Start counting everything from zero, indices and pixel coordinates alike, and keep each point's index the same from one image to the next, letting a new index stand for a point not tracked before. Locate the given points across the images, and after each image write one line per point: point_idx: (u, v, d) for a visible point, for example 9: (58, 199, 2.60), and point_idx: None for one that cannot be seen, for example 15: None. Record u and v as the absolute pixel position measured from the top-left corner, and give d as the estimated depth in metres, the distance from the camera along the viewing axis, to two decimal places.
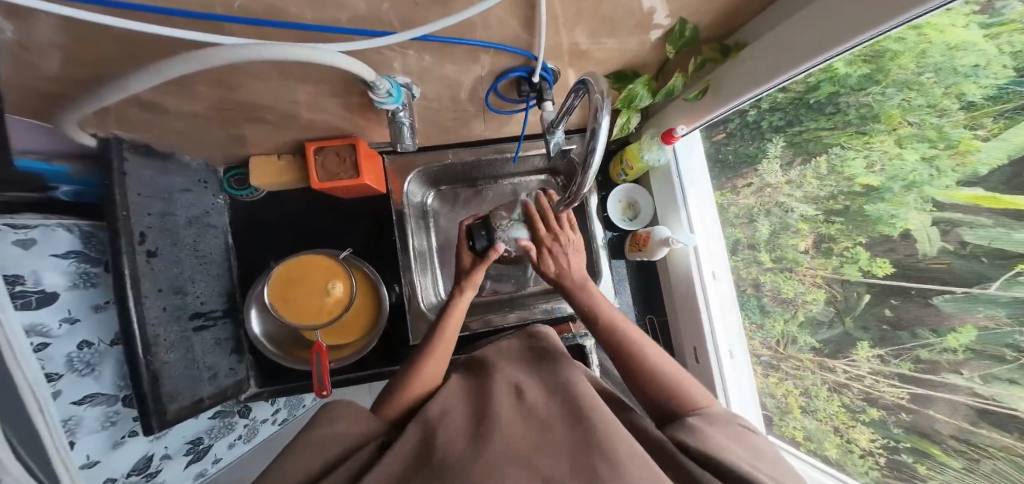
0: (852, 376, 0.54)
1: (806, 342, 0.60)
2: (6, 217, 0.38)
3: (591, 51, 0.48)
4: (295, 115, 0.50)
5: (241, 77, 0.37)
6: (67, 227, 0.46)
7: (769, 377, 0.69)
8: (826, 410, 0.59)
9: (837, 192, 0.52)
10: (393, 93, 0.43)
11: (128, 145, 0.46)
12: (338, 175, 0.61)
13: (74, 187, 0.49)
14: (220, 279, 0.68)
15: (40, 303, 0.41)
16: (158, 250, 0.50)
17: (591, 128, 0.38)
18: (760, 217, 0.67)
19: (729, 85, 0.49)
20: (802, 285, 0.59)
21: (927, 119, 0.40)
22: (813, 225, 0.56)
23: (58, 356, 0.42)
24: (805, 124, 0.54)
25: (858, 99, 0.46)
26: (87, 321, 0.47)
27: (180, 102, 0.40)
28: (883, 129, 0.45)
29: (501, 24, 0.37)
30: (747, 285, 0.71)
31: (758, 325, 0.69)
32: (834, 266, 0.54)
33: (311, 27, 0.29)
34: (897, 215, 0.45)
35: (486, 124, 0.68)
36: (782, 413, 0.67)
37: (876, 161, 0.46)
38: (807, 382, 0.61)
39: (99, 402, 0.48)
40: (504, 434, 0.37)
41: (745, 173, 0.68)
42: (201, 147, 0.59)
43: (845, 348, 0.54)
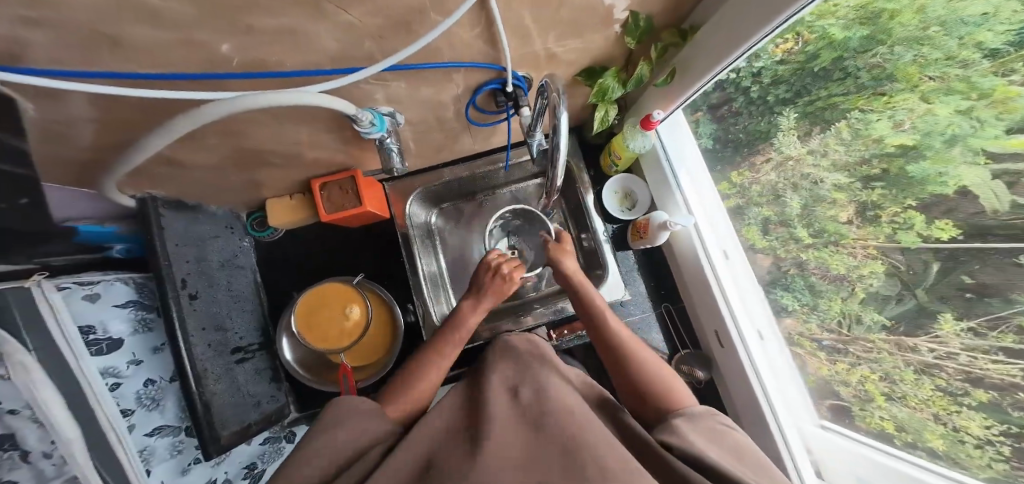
0: (941, 354, 0.43)
1: (874, 320, 0.50)
2: (72, 277, 0.46)
3: (557, 54, 0.51)
4: (297, 155, 0.55)
5: (243, 128, 0.42)
6: (124, 281, 0.53)
7: (837, 364, 0.58)
8: (918, 396, 0.47)
9: (869, 156, 0.46)
10: (376, 123, 0.46)
11: (162, 202, 0.54)
12: (343, 205, 0.65)
13: (126, 245, 0.60)
14: (254, 314, 0.73)
15: (109, 349, 0.47)
16: (199, 293, 0.57)
17: (554, 125, 0.40)
18: (786, 193, 0.60)
19: (705, 44, 0.47)
20: (854, 259, 0.50)
21: (948, 72, 0.36)
22: (849, 194, 0.49)
23: (129, 393, 0.48)
24: (816, 93, 0.50)
25: (865, 61, 0.43)
26: (149, 361, 0.53)
27: (199, 156, 0.46)
28: (905, 88, 0.40)
29: (465, 44, 0.41)
30: (788, 265, 0.63)
31: (810, 308, 0.60)
32: (887, 234, 0.46)
33: (294, 74, 0.34)
34: (947, 173, 0.38)
35: (474, 138, 0.72)
36: (862, 402, 0.55)
37: (904, 120, 0.41)
38: (886, 364, 0.50)
39: (167, 433, 0.53)
40: (501, 446, 0.36)
41: (762, 149, 0.62)
42: (223, 197, 0.66)
43: (925, 324, 0.44)
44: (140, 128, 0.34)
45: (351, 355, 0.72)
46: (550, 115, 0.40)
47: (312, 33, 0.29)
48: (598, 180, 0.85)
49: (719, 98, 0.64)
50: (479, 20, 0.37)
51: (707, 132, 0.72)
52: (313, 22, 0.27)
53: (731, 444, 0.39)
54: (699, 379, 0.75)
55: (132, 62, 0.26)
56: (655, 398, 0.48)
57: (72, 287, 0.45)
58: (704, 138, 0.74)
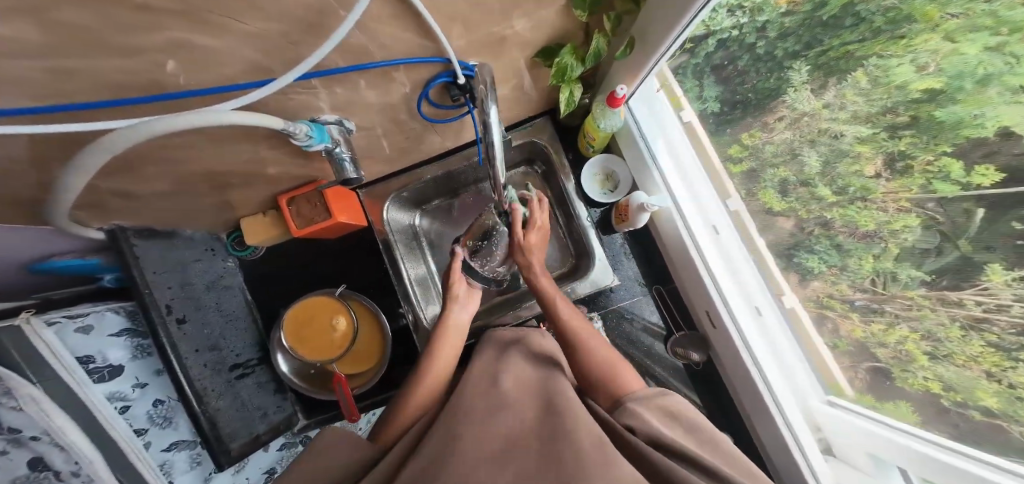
0: (992, 307, 0.37)
1: (912, 277, 0.44)
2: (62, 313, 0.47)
3: (504, 37, 0.48)
4: (254, 172, 0.54)
5: (182, 152, 0.41)
6: (114, 310, 0.53)
7: (873, 325, 0.51)
8: (964, 352, 0.41)
9: (893, 105, 0.40)
10: (315, 135, 0.45)
11: (132, 232, 0.54)
12: (314, 218, 0.65)
13: (116, 275, 0.61)
14: (249, 332, 0.74)
15: (111, 375, 0.48)
16: (187, 317, 0.58)
17: (484, 119, 0.39)
18: (804, 150, 0.54)
19: (665, 11, 0.43)
20: (884, 214, 0.45)
21: (972, 8, 0.31)
22: (875, 145, 0.44)
23: (140, 414, 0.50)
24: (826, 43, 0.44)
25: (880, 3, 0.37)
26: (155, 383, 0.54)
27: (148, 185, 0.46)
28: (924, 29, 0.35)
29: (393, 40, 0.39)
30: (813, 225, 0.56)
31: (839, 269, 0.54)
32: (922, 184, 0.40)
33: (208, 91, 0.32)
34: (983, 114, 0.33)
35: (441, 135, 0.70)
36: (903, 363, 0.49)
37: (928, 63, 0.36)
38: (929, 322, 0.44)
39: (183, 446, 0.55)
40: (477, 437, 0.38)
41: (774, 108, 0.56)
42: (198, 222, 0.66)
43: (970, 276, 0.38)
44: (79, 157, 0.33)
45: (343, 363, 0.72)
46: (479, 109, 0.39)
47: (207, 48, 0.27)
48: (579, 164, 0.82)
49: (724, 57, 0.58)
50: (400, 14, 0.35)
51: (714, 95, 0.64)
52: (203, 36, 0.26)
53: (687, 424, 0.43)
54: (694, 361, 0.72)
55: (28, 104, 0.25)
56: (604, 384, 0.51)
57: (62, 321, 0.45)
58: (709, 102, 0.66)
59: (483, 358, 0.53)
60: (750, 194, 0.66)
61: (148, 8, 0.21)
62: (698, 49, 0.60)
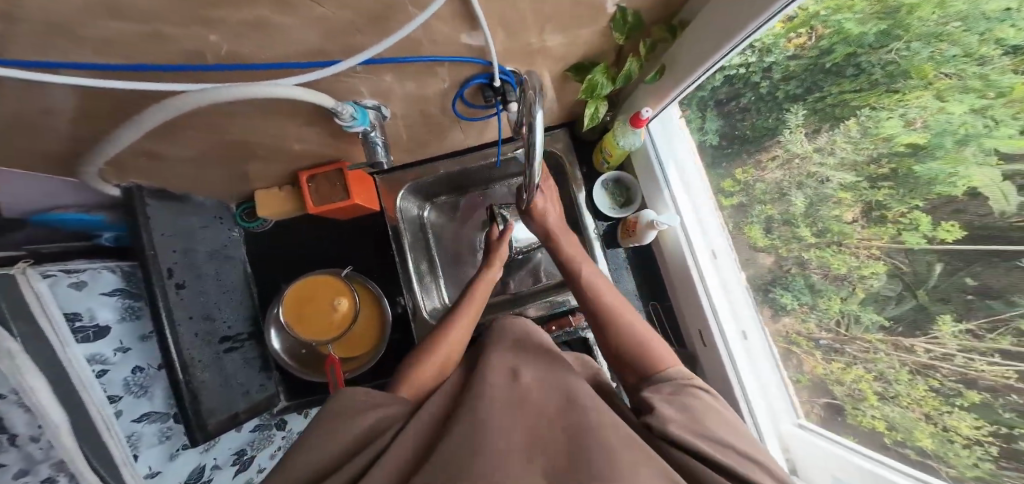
0: (938, 355, 0.41)
1: (872, 320, 0.48)
2: (59, 265, 0.46)
3: (544, 48, 0.50)
4: (283, 147, 0.55)
5: (226, 121, 0.42)
6: (110, 269, 0.53)
7: (833, 363, 0.56)
8: (909, 395, 0.45)
9: (877, 155, 0.44)
10: (358, 116, 0.46)
11: (149, 191, 0.53)
12: (331, 198, 0.65)
13: (114, 233, 0.60)
14: (243, 305, 0.73)
15: (96, 336, 0.47)
16: (187, 283, 0.57)
17: (529, 121, 0.38)
18: (792, 191, 0.59)
19: (695, 52, 0.47)
20: (856, 259, 0.49)
21: (967, 69, 0.33)
22: (856, 194, 0.48)
23: (117, 380, 0.48)
24: (826, 90, 0.49)
25: (881, 57, 0.41)
26: (137, 349, 0.53)
27: (180, 148, 0.46)
28: (918, 84, 0.39)
29: (445, 39, 0.40)
30: (790, 264, 0.61)
31: (810, 307, 0.58)
32: (891, 234, 0.44)
33: (269, 66, 0.33)
34: (956, 173, 0.36)
35: (465, 132, 0.71)
36: (855, 400, 0.53)
37: (916, 118, 0.39)
38: (881, 365, 0.48)
39: (155, 419, 0.53)
40: (498, 432, 0.37)
41: (768, 146, 0.61)
42: (213, 189, 0.65)
43: (923, 324, 0.42)
44: (129, 114, 0.34)
45: (337, 347, 0.71)
46: (525, 111, 0.38)
47: (282, 27, 0.29)
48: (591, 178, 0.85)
49: (727, 94, 0.64)
50: (458, 15, 0.37)
51: (713, 128, 0.70)
52: (282, 16, 0.27)
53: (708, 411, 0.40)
54: None
55: (99, 56, 0.26)
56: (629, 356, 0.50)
57: (58, 275, 0.44)
58: (709, 135, 0.72)
59: (501, 346, 0.52)
60: (737, 227, 0.71)
61: None
62: (705, 83, 0.65)
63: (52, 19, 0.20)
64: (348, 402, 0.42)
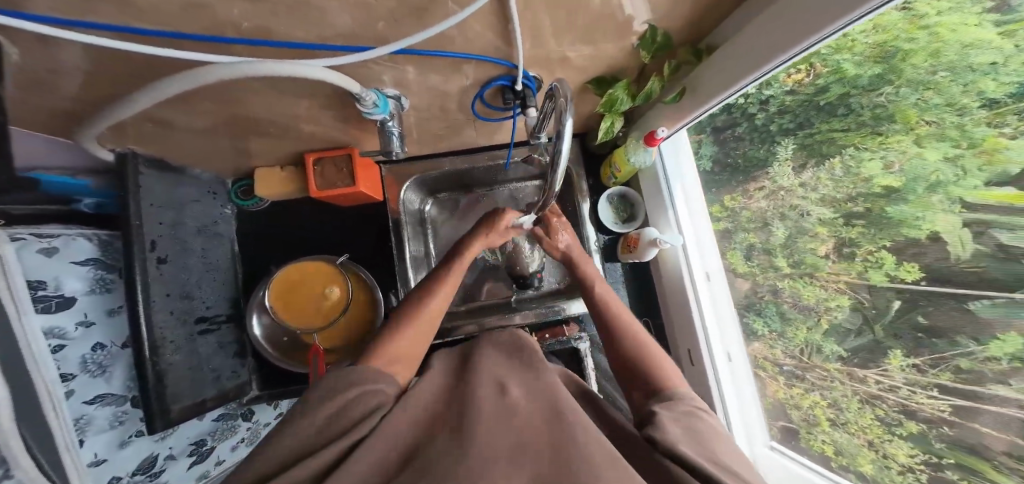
0: (886, 386, 0.48)
1: (832, 351, 0.54)
2: (31, 227, 0.40)
3: (570, 58, 0.50)
4: (294, 127, 0.53)
5: (241, 94, 0.41)
6: (87, 236, 0.48)
7: (793, 388, 0.62)
8: (857, 423, 0.52)
9: (854, 194, 0.48)
10: (380, 104, 0.46)
11: (143, 159, 0.49)
12: (335, 183, 0.64)
13: (95, 199, 0.51)
14: (227, 286, 0.70)
15: (58, 307, 0.42)
16: (169, 257, 0.52)
17: (557, 130, 0.38)
18: (773, 222, 0.62)
19: (713, 84, 0.49)
20: (824, 291, 0.54)
21: (946, 118, 0.37)
22: (832, 229, 0.51)
23: (73, 357, 0.43)
24: (816, 126, 0.52)
25: (871, 99, 0.44)
26: (102, 324, 0.48)
27: (188, 118, 0.44)
28: (901, 129, 0.41)
29: (477, 36, 0.40)
30: (763, 291, 0.66)
31: (777, 334, 0.64)
32: (859, 271, 0.48)
33: (301, 45, 0.33)
34: (923, 217, 0.40)
35: (477, 131, 0.71)
36: (809, 425, 0.60)
37: (893, 161, 0.43)
38: (836, 393, 0.54)
39: (110, 402, 0.48)
40: (487, 435, 0.37)
41: (756, 176, 0.64)
42: (213, 163, 0.63)
43: (876, 358, 0.48)
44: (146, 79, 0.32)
45: (323, 336, 0.68)
46: (554, 120, 0.38)
47: (322, 6, 0.28)
48: (596, 191, 0.86)
49: (725, 122, 0.66)
50: (494, 14, 0.36)
51: (708, 153, 0.73)
52: None
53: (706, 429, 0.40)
54: None
55: (128, 16, 0.25)
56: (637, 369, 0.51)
57: (28, 239, 0.39)
58: (703, 159, 0.75)
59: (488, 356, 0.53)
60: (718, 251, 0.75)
61: None
62: None
63: None
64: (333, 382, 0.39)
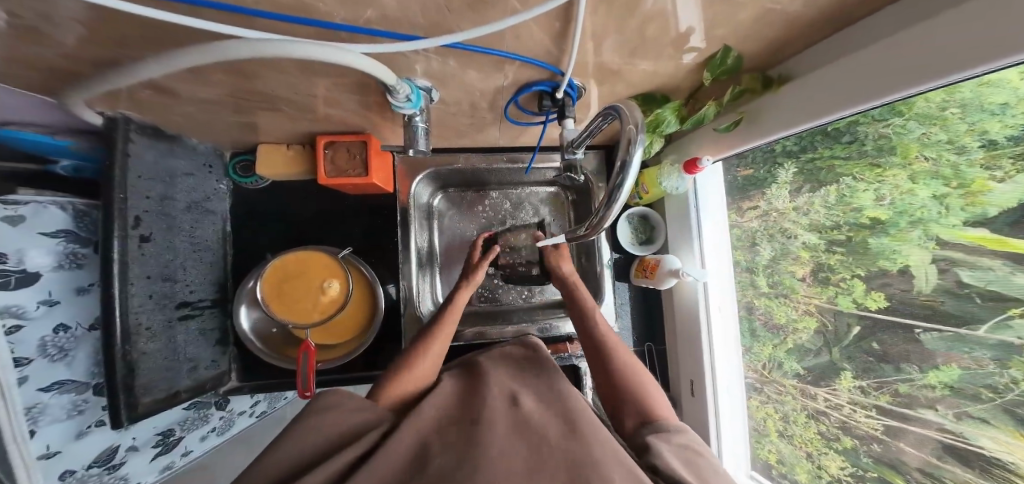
0: (830, 403, 0.52)
1: (792, 368, 0.58)
2: None
3: (622, 71, 0.46)
4: (310, 108, 0.48)
5: (259, 70, 0.36)
6: (60, 205, 0.42)
7: (750, 400, 0.66)
8: (801, 435, 0.57)
9: (841, 223, 0.48)
10: (412, 98, 0.42)
11: (136, 126, 0.43)
12: (347, 171, 0.59)
13: (76, 163, 0.45)
14: (214, 268, 0.65)
15: (18, 284, 0.38)
16: (153, 235, 0.47)
17: (623, 160, 0.34)
18: (761, 242, 0.63)
19: (769, 120, 0.47)
20: (794, 312, 0.56)
21: (943, 156, 0.37)
22: (813, 253, 0.53)
23: (30, 340, 0.39)
24: (818, 151, 0.49)
25: (876, 130, 0.41)
26: (68, 303, 0.44)
27: (195, 87, 0.38)
28: (898, 163, 0.41)
29: (531, 36, 0.35)
30: (741, 307, 0.67)
31: (745, 347, 0.67)
32: (829, 295, 0.51)
33: (338, 26, 0.29)
34: (898, 251, 0.42)
35: (501, 132, 0.66)
36: (759, 435, 0.65)
37: (885, 195, 0.43)
38: (787, 406, 0.59)
39: (68, 389, 0.44)
40: (501, 453, 0.38)
41: (752, 196, 0.63)
42: (211, 134, 0.57)
43: (828, 377, 0.52)
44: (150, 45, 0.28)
45: (318, 333, 0.65)
46: (622, 147, 0.34)
47: None
48: None
49: None
50: (560, 15, 0.32)
51: None
52: None
53: (700, 460, 0.40)
54: None
55: None
56: (628, 398, 0.50)
57: None
58: None
59: (500, 372, 0.54)
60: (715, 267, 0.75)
61: None
62: None
63: None
64: (343, 399, 0.44)
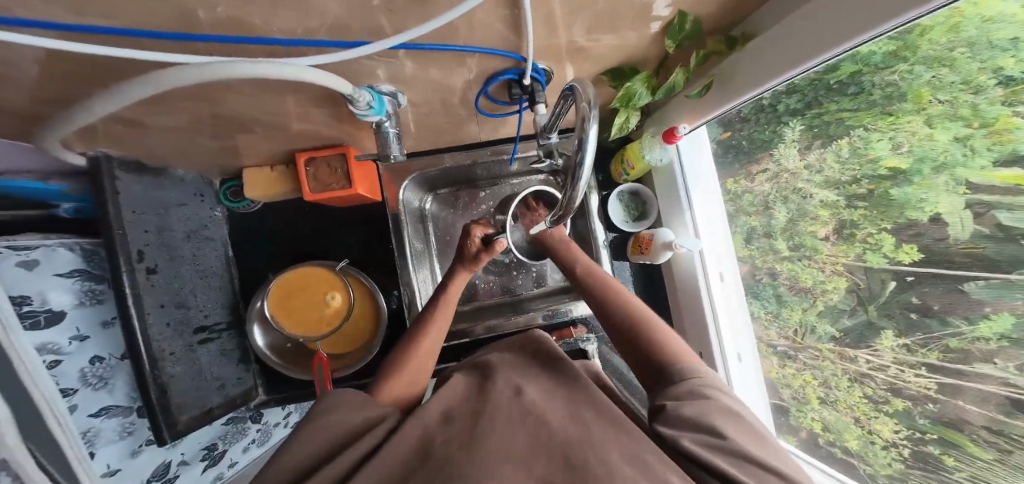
0: (875, 366, 0.48)
1: (825, 332, 0.55)
2: (5, 240, 0.38)
3: (586, 48, 0.45)
4: (283, 126, 0.49)
5: (219, 93, 0.37)
6: (69, 246, 0.45)
7: (785, 368, 0.63)
8: (846, 400, 0.53)
9: (860, 176, 0.46)
10: (375, 105, 0.42)
11: (118, 163, 0.45)
12: (330, 185, 0.60)
13: (75, 205, 0.49)
14: (223, 291, 0.67)
15: (47, 323, 0.40)
16: (158, 267, 0.49)
17: (579, 137, 0.34)
18: (776, 205, 0.60)
19: (736, 82, 0.46)
20: (821, 273, 0.53)
21: (959, 97, 0.35)
22: (834, 211, 0.50)
23: (71, 372, 0.42)
24: (824, 106, 0.48)
25: (882, 77, 0.40)
26: (97, 337, 0.46)
27: (162, 118, 0.40)
28: (912, 109, 0.39)
29: (483, 26, 0.35)
30: (761, 273, 0.65)
31: (774, 316, 0.63)
32: (856, 253, 0.48)
33: (280, 39, 0.29)
34: (926, 200, 0.40)
35: (480, 127, 0.67)
36: (799, 403, 0.62)
37: (903, 143, 0.41)
38: (827, 372, 0.56)
39: (116, 413, 0.47)
40: (502, 442, 0.38)
41: (761, 158, 0.61)
42: (194, 162, 0.58)
43: (868, 338, 0.49)
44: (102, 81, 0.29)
45: (328, 342, 0.67)
46: (575, 125, 0.34)
47: None
48: (606, 186, 0.81)
49: None
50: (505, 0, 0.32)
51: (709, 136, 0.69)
52: None
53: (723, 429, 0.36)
54: None
55: (69, 13, 0.21)
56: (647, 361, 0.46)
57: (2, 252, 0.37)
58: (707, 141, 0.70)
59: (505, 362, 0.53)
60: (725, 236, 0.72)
61: None
62: None
63: None
64: (349, 398, 0.44)
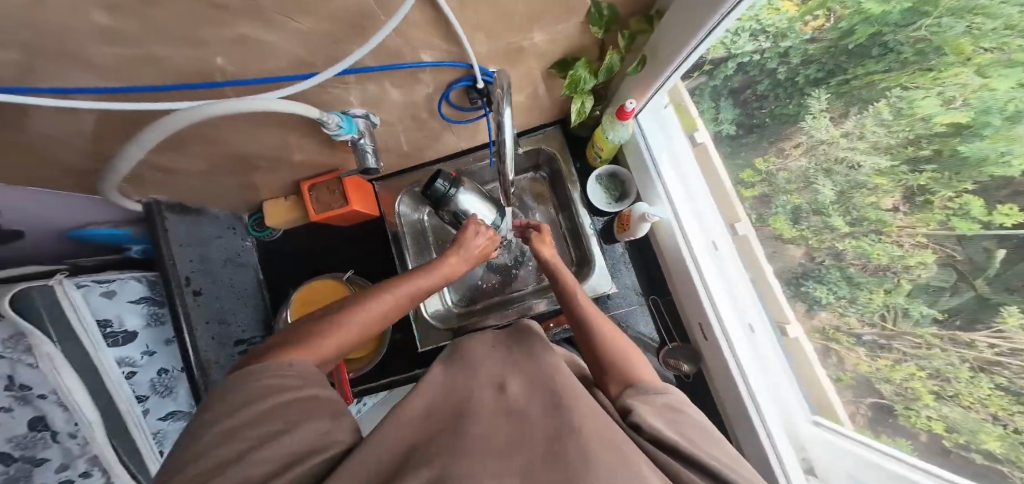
0: (1006, 350, 0.36)
1: (922, 313, 0.42)
2: (92, 276, 0.51)
3: (526, 47, 0.51)
4: (285, 158, 0.58)
5: (225, 133, 0.46)
6: (138, 279, 0.56)
7: (879, 360, 0.49)
8: (973, 395, 0.39)
9: (915, 136, 0.39)
10: (343, 125, 0.49)
11: (165, 206, 0.57)
12: (330, 205, 0.69)
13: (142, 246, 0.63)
14: (257, 310, 0.76)
15: (124, 340, 0.52)
16: (203, 290, 0.59)
17: (497, 122, 0.41)
18: (820, 179, 0.52)
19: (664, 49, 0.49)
20: (899, 248, 0.43)
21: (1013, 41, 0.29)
22: (893, 178, 0.42)
23: (143, 382, 0.53)
24: (850, 71, 0.44)
25: (909, 35, 0.37)
26: (164, 352, 0.57)
27: (187, 162, 0.50)
28: (955, 61, 0.34)
29: (422, 44, 0.42)
30: (824, 256, 0.54)
31: (849, 301, 0.51)
32: (939, 220, 0.39)
33: (256, 79, 0.38)
34: (1010, 151, 0.32)
35: (457, 135, 0.73)
36: (907, 400, 0.47)
37: (955, 96, 0.35)
38: (939, 362, 0.42)
39: (180, 416, 0.57)
40: (485, 442, 0.28)
41: (791, 133, 0.55)
42: (226, 201, 0.69)
43: (986, 316, 0.36)
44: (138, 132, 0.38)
45: None
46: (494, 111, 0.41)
47: (265, 42, 0.32)
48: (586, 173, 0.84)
49: (741, 82, 0.58)
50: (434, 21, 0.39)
51: (729, 117, 0.64)
52: (261, 33, 0.31)
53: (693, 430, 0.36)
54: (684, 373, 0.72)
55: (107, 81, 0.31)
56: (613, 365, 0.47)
57: (89, 285, 0.50)
58: (724, 124, 0.65)
59: (480, 360, 0.45)
60: (761, 219, 0.64)
61: (221, 6, 0.26)
62: (716, 70, 0.60)
63: (68, 43, 0.25)
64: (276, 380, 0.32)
